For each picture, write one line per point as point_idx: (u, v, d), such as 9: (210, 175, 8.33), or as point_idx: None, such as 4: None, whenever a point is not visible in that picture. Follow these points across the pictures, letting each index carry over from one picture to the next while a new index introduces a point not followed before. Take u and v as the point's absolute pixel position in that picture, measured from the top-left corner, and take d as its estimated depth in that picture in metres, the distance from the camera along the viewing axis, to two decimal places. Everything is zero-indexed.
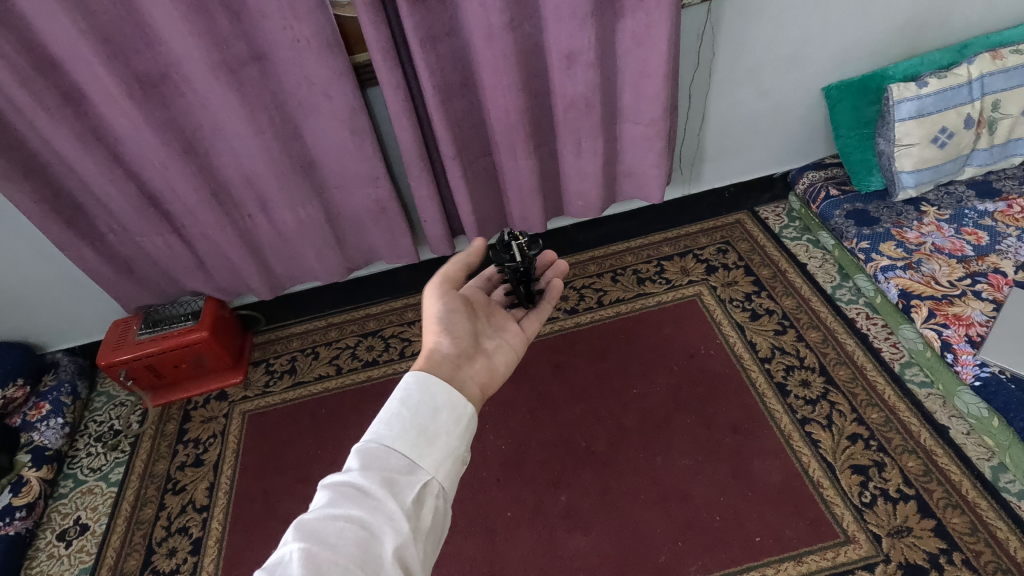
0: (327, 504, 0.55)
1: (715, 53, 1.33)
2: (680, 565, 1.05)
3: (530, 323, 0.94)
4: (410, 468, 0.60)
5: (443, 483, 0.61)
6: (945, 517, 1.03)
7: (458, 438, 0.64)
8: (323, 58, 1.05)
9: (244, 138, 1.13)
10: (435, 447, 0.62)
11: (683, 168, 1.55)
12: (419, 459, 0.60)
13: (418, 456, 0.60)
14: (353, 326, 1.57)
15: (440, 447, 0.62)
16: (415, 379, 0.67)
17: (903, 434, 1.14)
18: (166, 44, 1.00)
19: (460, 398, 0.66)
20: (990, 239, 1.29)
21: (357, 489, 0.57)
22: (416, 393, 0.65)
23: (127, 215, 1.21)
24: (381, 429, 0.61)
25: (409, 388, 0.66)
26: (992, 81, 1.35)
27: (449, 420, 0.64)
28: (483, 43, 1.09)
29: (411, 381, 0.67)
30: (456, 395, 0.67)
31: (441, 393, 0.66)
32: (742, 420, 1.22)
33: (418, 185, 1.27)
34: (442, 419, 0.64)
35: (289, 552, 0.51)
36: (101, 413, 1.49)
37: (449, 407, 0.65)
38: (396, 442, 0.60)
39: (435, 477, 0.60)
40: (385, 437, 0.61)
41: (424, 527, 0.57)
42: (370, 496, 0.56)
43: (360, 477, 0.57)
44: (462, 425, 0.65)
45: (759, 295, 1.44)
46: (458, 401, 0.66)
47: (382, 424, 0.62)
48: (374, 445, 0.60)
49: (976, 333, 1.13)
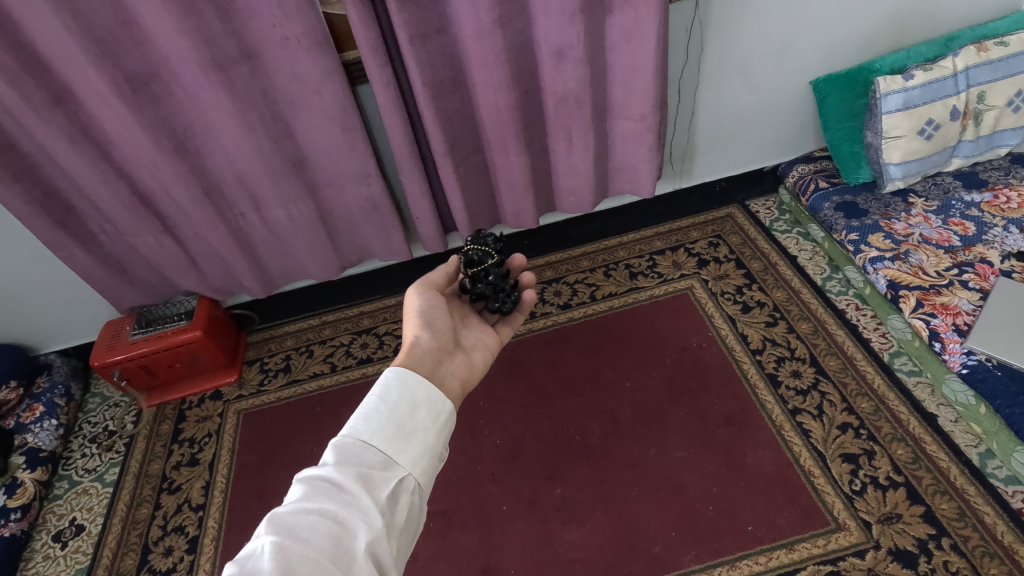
0: (300, 498, 0.55)
1: (703, 48, 1.34)
2: (675, 556, 1.06)
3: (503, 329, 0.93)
4: (386, 464, 0.60)
5: (419, 479, 0.61)
6: (934, 503, 1.05)
7: (436, 434, 0.64)
8: (314, 56, 1.06)
9: (235, 137, 1.13)
10: (412, 444, 0.62)
11: (674, 162, 1.56)
12: (395, 455, 0.60)
13: (394, 452, 0.60)
14: (346, 324, 1.57)
15: (417, 443, 0.62)
16: (394, 374, 0.66)
17: (892, 423, 1.16)
18: (155, 43, 1.00)
19: (439, 395, 0.66)
20: (976, 230, 1.31)
21: (331, 484, 0.57)
22: (394, 388, 0.65)
23: (119, 215, 1.20)
24: (358, 424, 0.61)
25: (388, 383, 0.65)
26: (978, 73, 1.36)
27: (427, 416, 0.64)
28: (473, 39, 1.09)
29: (390, 376, 0.66)
30: (436, 392, 0.66)
31: (420, 390, 0.66)
32: (734, 412, 1.23)
33: (410, 182, 1.27)
34: (420, 416, 0.64)
35: (261, 545, 0.51)
36: (95, 414, 1.49)
37: (428, 404, 0.65)
38: (373, 438, 0.60)
39: (411, 474, 0.60)
40: (362, 432, 0.61)
41: (399, 523, 0.57)
42: (345, 491, 0.56)
43: (335, 473, 0.57)
44: (440, 423, 0.65)
45: (750, 287, 1.46)
46: (437, 397, 0.66)
47: (360, 419, 0.62)
48: (350, 440, 0.60)
49: (963, 323, 1.15)
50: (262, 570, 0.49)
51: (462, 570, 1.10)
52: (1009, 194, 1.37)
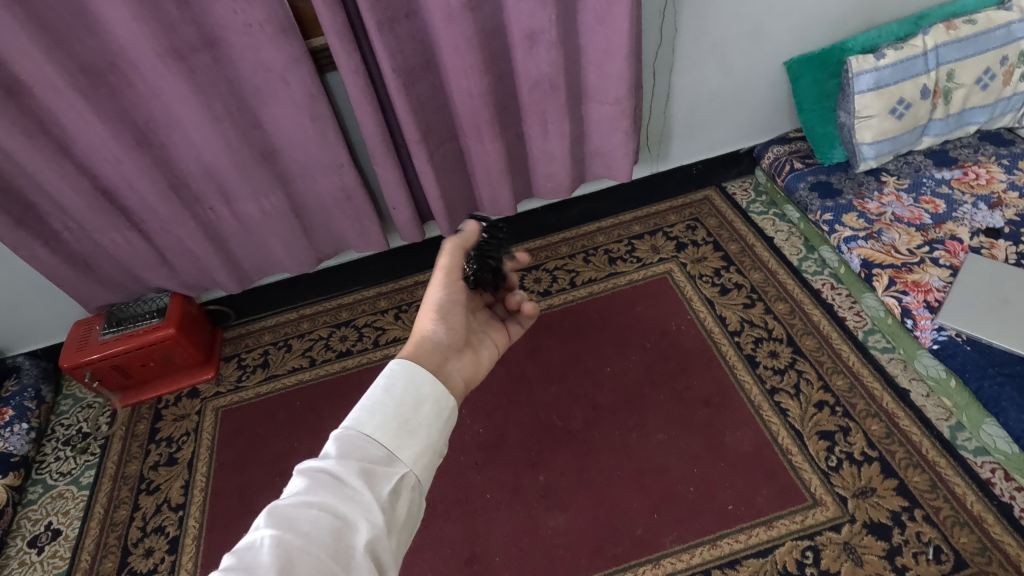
0: (302, 490, 0.54)
1: (677, 30, 1.33)
2: (657, 538, 1.07)
3: (513, 326, 0.93)
4: (388, 459, 0.58)
5: (420, 475, 0.59)
6: (907, 476, 1.07)
7: (439, 432, 0.62)
8: (279, 43, 1.03)
9: (200, 129, 1.10)
10: (416, 440, 0.60)
11: (650, 146, 1.55)
12: (398, 450, 0.58)
13: (397, 447, 0.58)
14: (325, 317, 1.55)
15: (420, 440, 0.60)
16: (400, 366, 0.64)
17: (867, 399, 1.18)
18: (111, 32, 0.97)
19: (444, 391, 0.64)
20: (946, 207, 1.33)
21: (333, 478, 0.55)
22: (400, 380, 0.63)
23: (83, 212, 1.17)
24: (361, 416, 0.59)
25: (393, 375, 0.63)
26: (947, 51, 1.37)
27: (432, 412, 0.62)
28: (443, 24, 1.07)
29: (396, 368, 0.64)
30: (441, 387, 0.64)
31: (425, 384, 0.63)
32: (713, 394, 1.24)
33: (384, 171, 1.25)
34: (424, 411, 0.62)
35: (261, 538, 0.50)
36: (68, 417, 1.45)
37: (433, 399, 0.63)
38: (377, 432, 0.58)
39: (413, 470, 0.58)
40: (366, 425, 0.59)
41: (399, 519, 0.56)
42: (347, 485, 0.54)
43: (338, 466, 0.55)
44: (443, 419, 0.63)
45: (728, 270, 1.46)
46: (442, 392, 0.64)
47: (363, 411, 0.60)
48: (353, 433, 0.58)
49: (934, 299, 1.17)
50: (261, 564, 0.48)
51: (446, 559, 1.10)
52: (978, 171, 1.39)
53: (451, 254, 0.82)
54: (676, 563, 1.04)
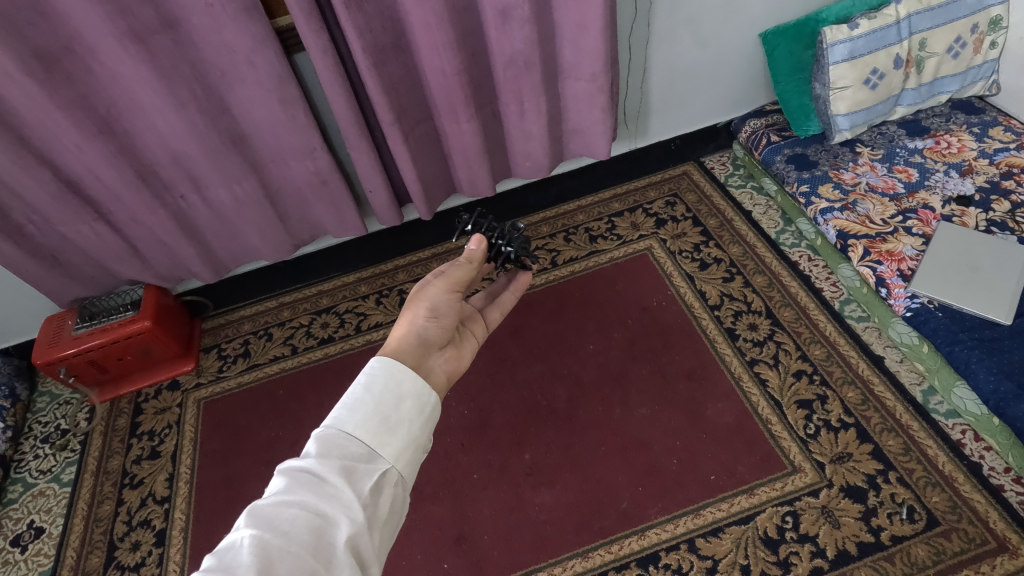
0: (282, 490, 0.53)
1: (652, 3, 1.31)
2: (642, 509, 1.09)
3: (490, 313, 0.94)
4: (369, 456, 0.58)
5: (402, 471, 0.59)
6: (882, 440, 1.10)
7: (421, 426, 0.62)
8: (242, 24, 0.99)
9: (165, 114, 1.07)
10: (397, 436, 0.60)
11: (629, 123, 1.54)
12: (380, 447, 0.58)
13: (378, 444, 0.58)
14: (305, 305, 1.53)
15: (402, 436, 0.60)
16: (380, 364, 0.64)
17: (843, 366, 1.21)
18: (64, 14, 0.92)
19: (424, 387, 0.64)
20: (919, 176, 1.35)
21: (313, 476, 0.54)
22: (380, 377, 0.62)
23: (46, 204, 1.13)
24: (342, 414, 0.59)
25: (373, 372, 0.63)
26: (919, 20, 1.38)
27: (413, 408, 0.62)
28: (413, 1, 1.04)
29: (376, 365, 0.64)
30: (422, 383, 0.64)
31: (406, 380, 0.63)
32: (694, 367, 1.26)
33: (359, 155, 1.23)
34: (405, 407, 0.62)
35: (240, 538, 0.49)
36: (45, 414, 1.43)
37: (415, 395, 0.63)
38: (358, 429, 0.58)
39: (395, 466, 0.59)
40: (346, 423, 0.58)
41: (382, 515, 0.56)
42: (327, 484, 0.54)
43: (318, 465, 0.55)
44: (425, 413, 0.63)
45: (707, 244, 1.47)
46: (423, 388, 0.64)
47: (344, 409, 0.59)
48: (334, 432, 0.58)
49: (907, 268, 1.19)
50: (240, 563, 0.47)
51: (435, 540, 1.11)
52: (950, 139, 1.41)
53: (466, 270, 0.83)
54: (661, 534, 1.07)
